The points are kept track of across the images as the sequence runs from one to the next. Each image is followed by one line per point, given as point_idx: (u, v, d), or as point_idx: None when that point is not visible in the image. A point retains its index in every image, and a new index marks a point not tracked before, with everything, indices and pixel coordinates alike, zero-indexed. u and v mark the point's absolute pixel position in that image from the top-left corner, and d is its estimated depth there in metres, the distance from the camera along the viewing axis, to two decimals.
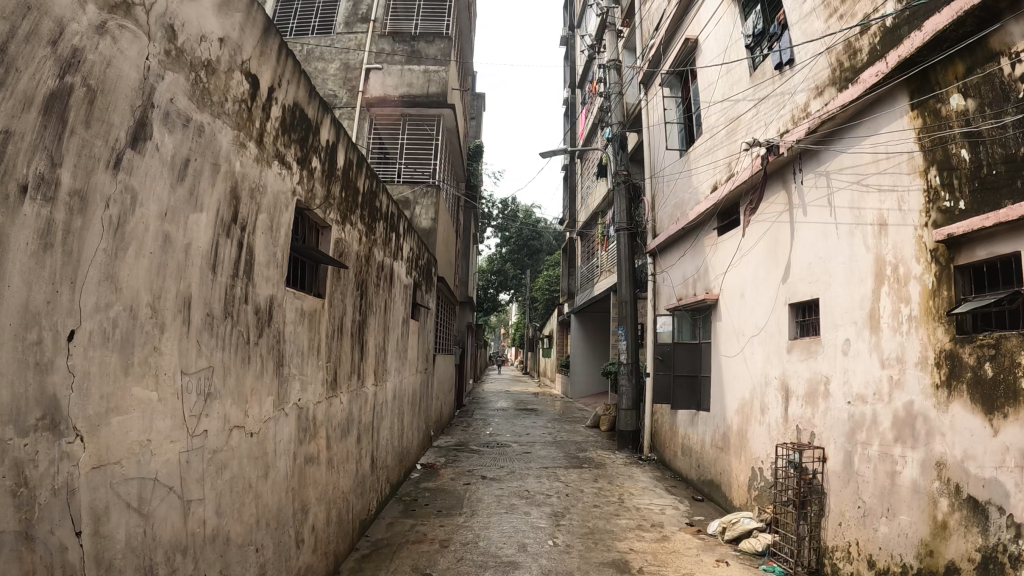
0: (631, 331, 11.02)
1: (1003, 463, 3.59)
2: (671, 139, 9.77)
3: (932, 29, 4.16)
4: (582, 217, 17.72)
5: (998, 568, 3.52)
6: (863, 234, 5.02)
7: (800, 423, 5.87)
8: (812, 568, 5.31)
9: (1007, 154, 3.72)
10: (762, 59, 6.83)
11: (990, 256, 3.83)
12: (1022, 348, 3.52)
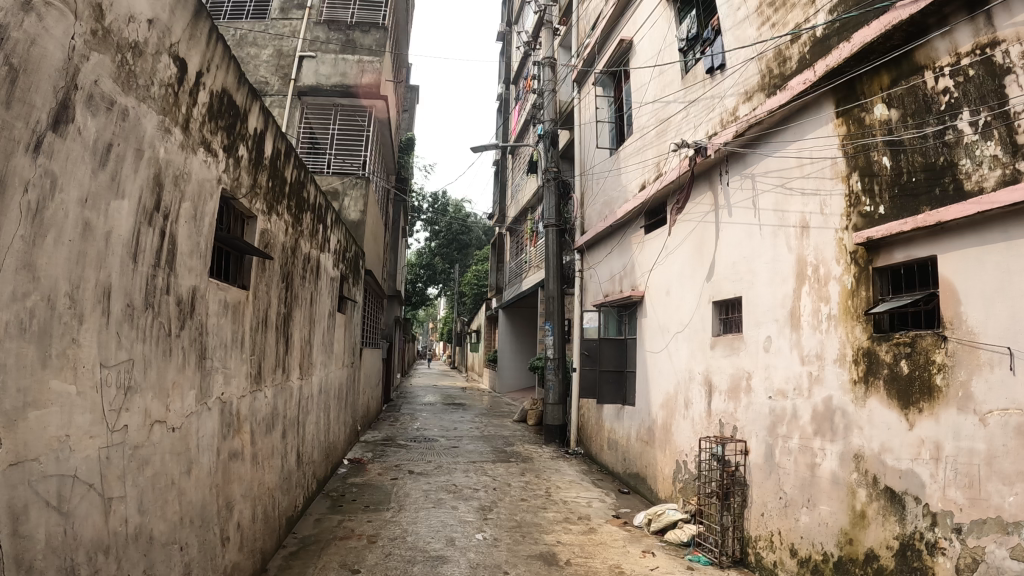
0: (558, 326, 11.11)
1: (918, 455, 3.79)
2: (603, 137, 9.90)
3: (860, 41, 4.34)
4: (512, 212, 17.77)
5: (914, 555, 3.71)
6: (785, 235, 5.20)
7: (723, 417, 6.05)
8: (736, 557, 5.48)
9: (926, 162, 3.91)
10: (694, 62, 6.98)
11: (907, 259, 4.02)
12: (937, 347, 3.73)
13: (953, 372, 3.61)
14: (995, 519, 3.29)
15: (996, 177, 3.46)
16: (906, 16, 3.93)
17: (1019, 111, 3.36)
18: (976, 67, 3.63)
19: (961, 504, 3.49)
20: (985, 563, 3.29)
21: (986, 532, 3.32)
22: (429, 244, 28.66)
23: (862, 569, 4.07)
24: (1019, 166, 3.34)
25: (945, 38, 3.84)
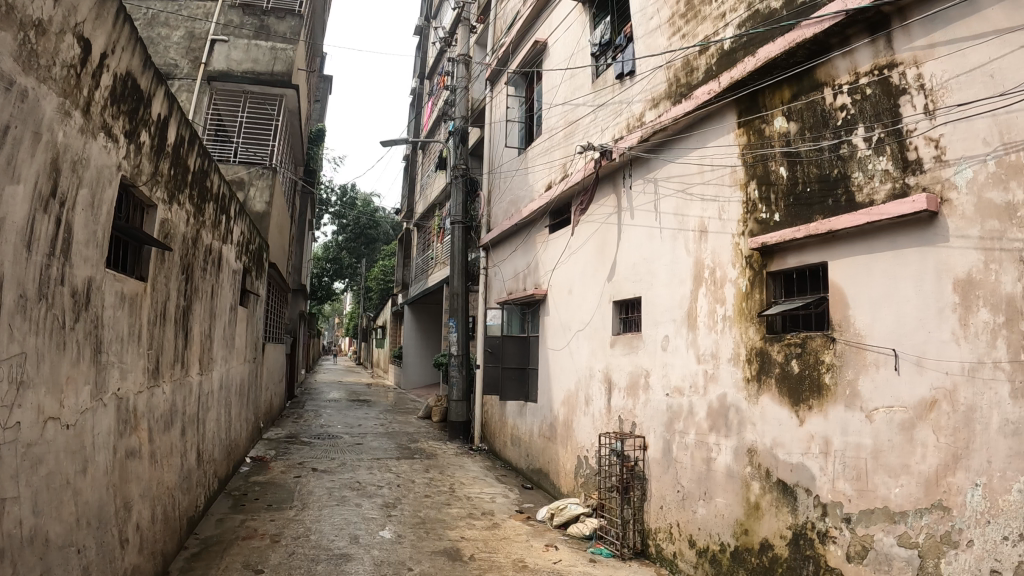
0: (463, 323, 11.02)
1: (808, 449, 4.02)
2: (512, 136, 10.00)
3: (764, 56, 4.56)
4: (421, 208, 17.70)
5: (807, 543, 3.94)
6: (684, 239, 5.41)
7: (622, 414, 6.24)
8: (637, 549, 5.66)
9: (821, 174, 4.15)
10: (605, 67, 7.17)
11: (800, 264, 4.27)
12: (826, 347, 3.98)
13: (841, 371, 3.86)
14: (882, 509, 3.54)
15: (886, 190, 3.72)
16: (811, 35, 4.16)
17: (912, 129, 3.62)
18: (873, 86, 3.88)
19: (849, 495, 3.73)
20: (873, 550, 3.54)
21: (874, 521, 3.57)
22: (336, 238, 28.13)
23: (757, 557, 4.29)
24: (908, 181, 3.60)
25: (844, 57, 4.09)
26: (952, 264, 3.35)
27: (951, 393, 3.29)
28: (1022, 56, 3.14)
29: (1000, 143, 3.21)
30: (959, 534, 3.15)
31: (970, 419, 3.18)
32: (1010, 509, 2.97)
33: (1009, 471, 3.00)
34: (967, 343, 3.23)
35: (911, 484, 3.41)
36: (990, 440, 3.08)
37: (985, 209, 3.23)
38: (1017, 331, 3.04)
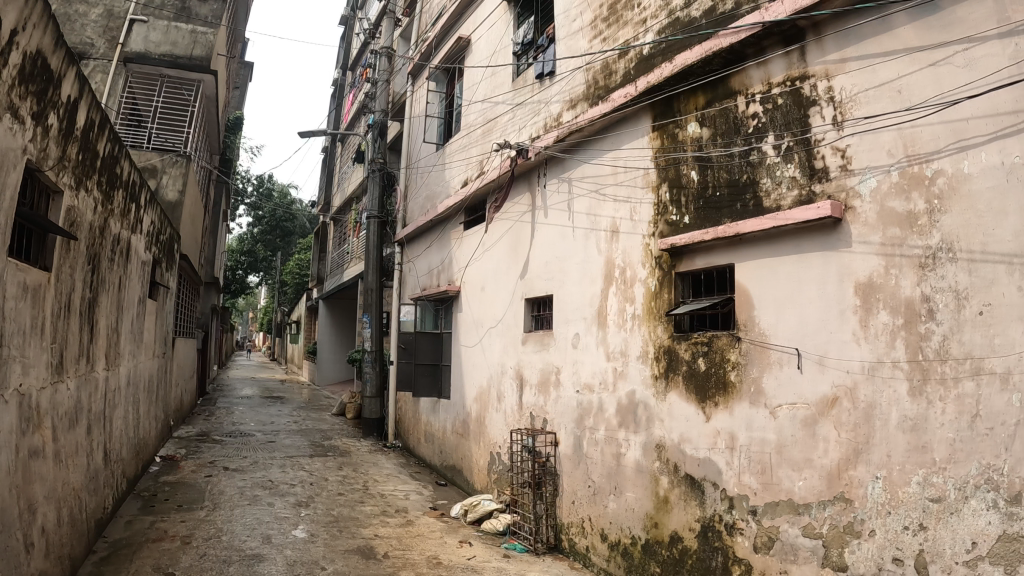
0: (377, 319, 10.89)
1: (714, 444, 4.18)
2: (430, 132, 9.95)
3: (680, 62, 4.64)
4: (338, 201, 17.38)
5: (714, 535, 4.08)
6: (596, 238, 5.52)
7: (533, 410, 6.30)
8: (550, 544, 5.72)
9: (731, 179, 4.30)
10: (525, 67, 7.17)
11: (708, 266, 4.43)
12: (730, 346, 4.16)
13: (745, 370, 4.04)
14: (786, 501, 3.70)
15: (792, 197, 3.89)
16: (727, 44, 4.27)
17: (819, 139, 3.79)
18: (784, 97, 4.03)
19: (754, 488, 3.89)
20: (778, 540, 3.69)
21: (779, 512, 3.73)
22: (251, 229, 27.35)
23: (667, 550, 4.42)
24: (814, 188, 3.78)
25: (758, 67, 4.23)
26: (853, 269, 3.54)
27: (851, 391, 3.47)
28: (929, 74, 3.34)
29: (903, 155, 3.40)
30: (861, 525, 3.33)
31: (870, 416, 3.37)
32: (910, 500, 3.17)
33: (907, 464, 3.20)
34: (867, 343, 3.43)
35: (813, 477, 3.58)
36: (889, 435, 3.28)
37: (886, 217, 3.43)
38: (915, 332, 3.25)
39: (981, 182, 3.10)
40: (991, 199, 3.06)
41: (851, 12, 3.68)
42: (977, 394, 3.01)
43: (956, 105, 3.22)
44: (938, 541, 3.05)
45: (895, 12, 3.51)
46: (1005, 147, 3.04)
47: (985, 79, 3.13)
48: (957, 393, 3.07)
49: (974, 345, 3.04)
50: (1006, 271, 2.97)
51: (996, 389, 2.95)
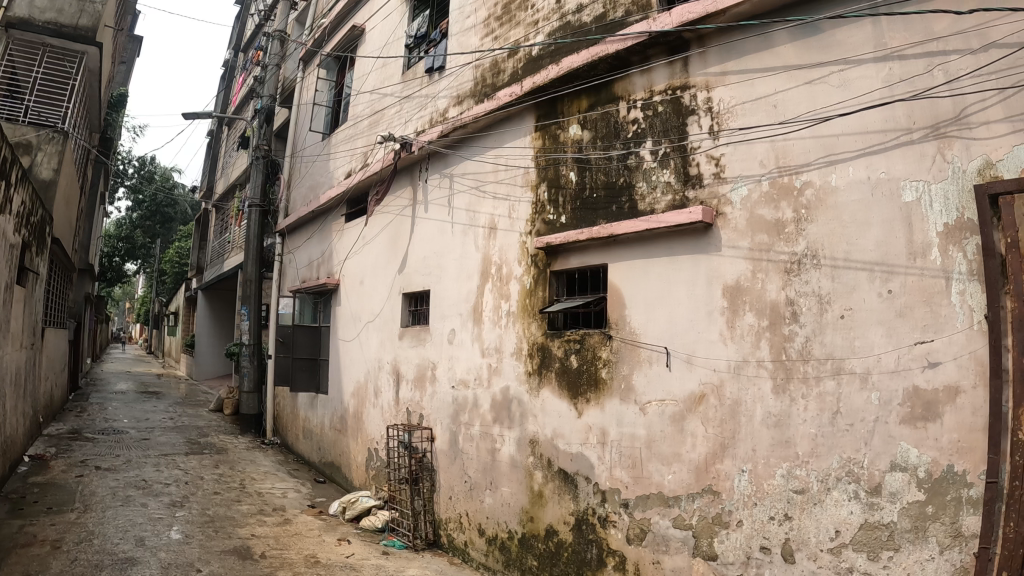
0: (256, 311, 10.48)
1: (586, 439, 4.31)
2: (317, 120, 9.68)
3: (567, 65, 4.65)
4: (221, 187, 16.66)
5: (589, 528, 4.20)
6: (474, 235, 5.53)
7: (409, 406, 6.22)
8: (430, 540, 5.70)
9: (608, 181, 4.42)
10: (417, 60, 7.00)
11: (582, 265, 4.54)
12: (602, 344, 4.30)
13: (616, 367, 4.20)
14: (657, 494, 3.85)
15: (666, 201, 4.05)
16: (614, 50, 4.31)
17: (696, 147, 3.97)
18: (665, 104, 4.16)
19: (626, 482, 4.02)
20: (650, 532, 3.84)
21: (650, 505, 3.87)
22: (130, 214, 25.47)
23: (543, 543, 4.50)
24: (687, 194, 3.96)
25: (642, 74, 4.31)
26: (722, 272, 3.73)
27: (718, 388, 3.66)
28: (805, 91, 3.53)
29: (774, 166, 3.59)
30: (729, 515, 3.51)
31: (736, 412, 3.57)
32: (775, 491, 3.37)
33: (771, 458, 3.40)
34: (734, 343, 3.62)
35: (682, 471, 3.75)
36: (754, 430, 3.48)
37: (755, 224, 3.62)
38: (780, 333, 3.45)
39: (847, 196, 3.32)
40: (855, 211, 3.29)
41: (735, 28, 3.82)
42: (837, 392, 3.23)
43: (827, 121, 3.43)
44: (803, 530, 3.25)
45: (777, 30, 3.67)
46: (872, 163, 3.27)
47: (857, 99, 3.35)
48: (819, 391, 3.29)
49: (836, 346, 3.27)
50: (867, 279, 3.21)
51: (855, 388, 3.18)
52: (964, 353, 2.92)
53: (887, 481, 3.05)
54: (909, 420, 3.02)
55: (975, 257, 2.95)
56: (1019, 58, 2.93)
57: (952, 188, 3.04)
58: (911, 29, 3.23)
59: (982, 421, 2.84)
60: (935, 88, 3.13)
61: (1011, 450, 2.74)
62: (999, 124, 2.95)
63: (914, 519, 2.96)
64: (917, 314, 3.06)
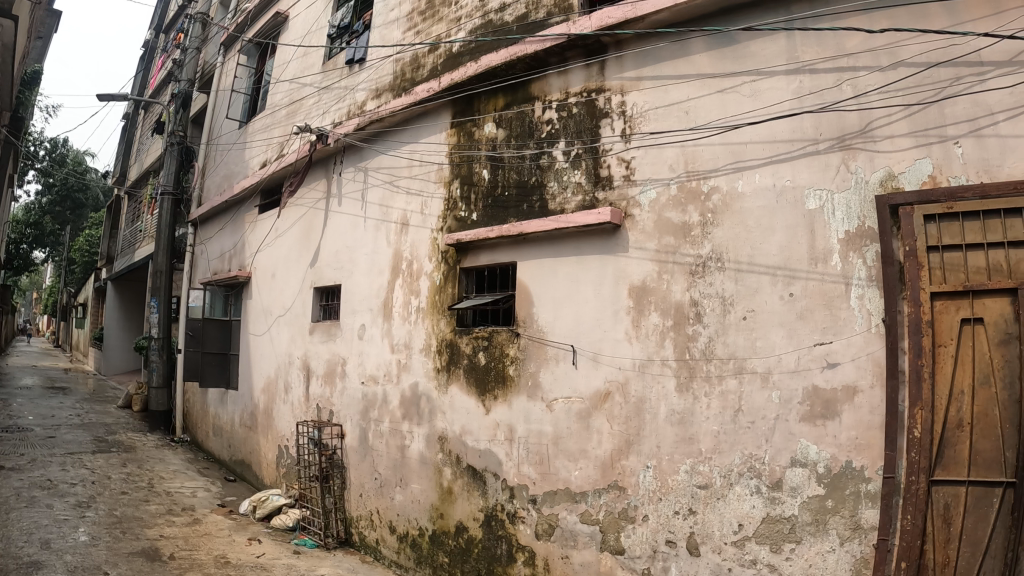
0: (166, 304, 10.07)
1: (494, 436, 4.33)
2: (235, 107, 9.37)
3: (485, 63, 4.63)
4: (135, 173, 15.99)
5: (498, 524, 4.22)
6: (386, 230, 5.48)
7: (319, 402, 6.11)
8: (341, 538, 5.62)
9: (519, 180, 4.45)
10: (338, 52, 6.80)
11: (491, 263, 4.55)
12: (509, 341, 4.33)
13: (523, 364, 4.23)
14: (564, 490, 3.90)
15: (576, 202, 4.10)
16: (532, 51, 4.30)
17: (607, 149, 4.03)
18: (579, 106, 4.20)
19: (533, 478, 4.06)
20: (558, 528, 3.89)
21: (557, 501, 3.92)
22: (39, 199, 24.29)
23: (453, 540, 4.51)
24: (597, 195, 4.02)
25: (558, 76, 4.34)
26: (628, 272, 3.80)
27: (623, 386, 3.74)
28: (717, 99, 3.63)
29: (683, 170, 3.69)
30: (634, 510, 3.59)
31: (640, 409, 3.65)
32: (679, 487, 3.46)
33: (675, 454, 3.49)
34: (639, 342, 3.70)
35: (588, 467, 3.81)
36: (658, 427, 3.57)
37: (662, 226, 3.71)
38: (683, 333, 3.55)
39: (752, 202, 3.44)
40: (760, 217, 3.41)
41: (653, 34, 3.88)
42: (739, 390, 3.35)
43: (736, 129, 3.54)
44: (707, 524, 3.35)
45: (693, 38, 3.75)
46: (778, 171, 3.39)
47: (767, 109, 3.46)
48: (721, 389, 3.40)
49: (737, 346, 3.38)
50: (770, 282, 3.33)
51: (756, 387, 3.30)
52: (862, 354, 3.07)
53: (788, 476, 3.17)
54: (809, 418, 3.15)
55: (874, 264, 3.11)
56: (925, 77, 3.11)
57: (855, 197, 3.19)
58: (824, 44, 3.36)
59: (878, 419, 3.01)
60: (843, 101, 3.28)
61: (906, 446, 2.93)
62: (903, 138, 3.13)
63: (814, 513, 3.09)
64: (817, 316, 3.19)
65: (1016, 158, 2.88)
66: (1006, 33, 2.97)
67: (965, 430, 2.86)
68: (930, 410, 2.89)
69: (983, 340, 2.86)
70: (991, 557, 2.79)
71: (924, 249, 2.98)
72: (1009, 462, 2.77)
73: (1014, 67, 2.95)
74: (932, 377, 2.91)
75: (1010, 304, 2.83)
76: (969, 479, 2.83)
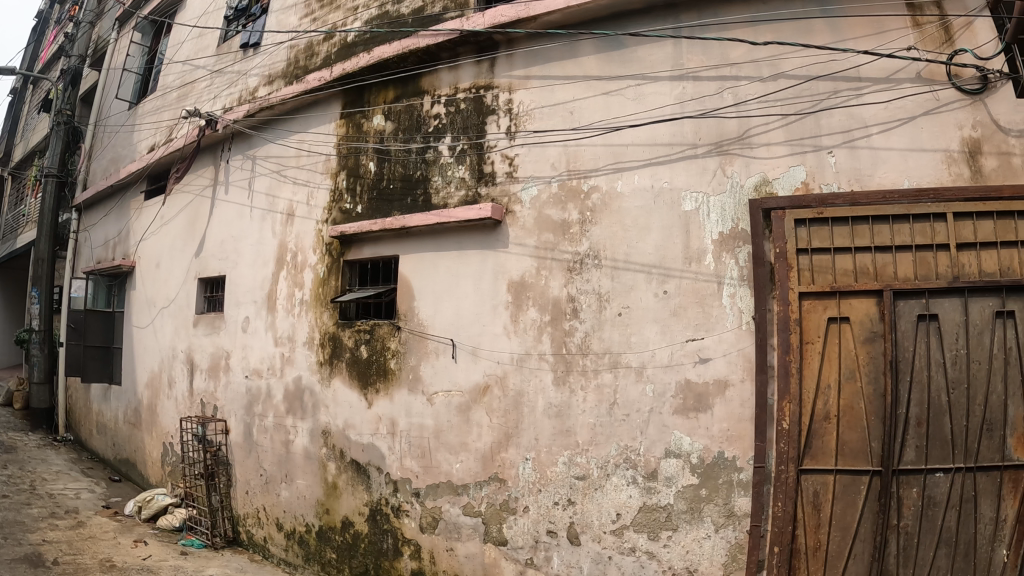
0: (47, 294, 9.41)
1: (376, 430, 4.28)
2: (124, 87, 8.90)
3: (377, 55, 4.55)
4: (19, 154, 15.01)
5: (383, 518, 4.20)
6: (271, 220, 5.34)
7: (203, 397, 5.89)
8: (229, 537, 5.47)
9: (405, 173, 4.42)
10: (234, 34, 6.55)
11: (374, 256, 4.50)
12: (391, 335, 4.29)
13: (404, 358, 4.20)
14: (446, 483, 3.91)
15: (459, 196, 4.11)
16: (424, 44, 4.25)
17: (492, 145, 4.04)
18: (467, 102, 4.19)
19: (416, 471, 4.06)
20: (442, 520, 3.90)
21: (440, 494, 3.93)
22: None
23: (340, 535, 4.45)
24: (480, 191, 4.03)
25: (448, 71, 4.32)
26: (508, 268, 3.84)
27: (501, 379, 3.77)
28: (602, 101, 3.70)
29: (565, 169, 3.74)
30: (515, 502, 3.64)
31: (519, 402, 3.70)
32: (558, 478, 3.53)
33: (553, 446, 3.56)
34: (517, 337, 3.75)
35: (469, 460, 3.84)
36: (537, 420, 3.63)
37: (542, 223, 3.76)
38: (560, 328, 3.62)
39: (631, 202, 3.53)
40: (637, 216, 3.51)
41: (544, 35, 3.90)
42: (614, 384, 3.45)
43: (618, 131, 3.63)
44: (586, 514, 3.43)
45: (582, 40, 3.80)
46: (656, 173, 3.50)
47: (649, 112, 3.56)
48: (596, 383, 3.49)
49: (612, 342, 3.47)
50: (645, 280, 3.44)
51: (631, 380, 3.40)
52: (733, 350, 3.22)
53: (663, 466, 3.29)
54: (681, 411, 3.28)
55: (745, 264, 3.25)
56: (805, 89, 3.30)
57: (729, 201, 3.33)
58: (708, 53, 3.49)
59: (748, 412, 3.16)
60: (723, 108, 3.41)
61: (776, 438, 3.09)
62: (778, 146, 3.30)
63: (688, 501, 3.22)
64: (689, 314, 3.32)
65: (886, 168, 3.15)
66: (886, 51, 3.25)
67: (832, 422, 3.03)
68: (797, 404, 3.04)
69: (848, 338, 3.04)
70: (860, 540, 3.00)
71: (794, 251, 3.12)
72: (875, 452, 2.99)
73: (890, 84, 3.22)
74: (799, 372, 3.06)
75: (874, 304, 3.03)
76: (836, 468, 3.01)
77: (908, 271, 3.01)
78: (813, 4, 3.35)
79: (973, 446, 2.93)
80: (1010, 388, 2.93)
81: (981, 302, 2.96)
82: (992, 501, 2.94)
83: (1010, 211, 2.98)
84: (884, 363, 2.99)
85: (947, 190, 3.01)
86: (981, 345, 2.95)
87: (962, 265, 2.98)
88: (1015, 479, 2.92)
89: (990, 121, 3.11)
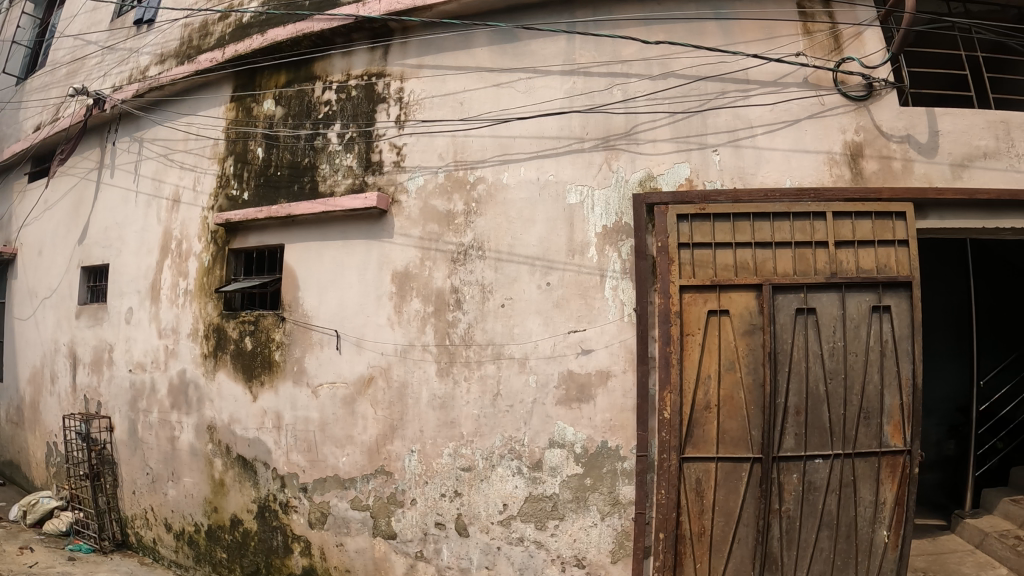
0: None
1: (261, 424, 4.18)
2: (13, 62, 8.39)
3: (269, 38, 4.43)
4: None
5: (271, 514, 4.11)
6: (156, 207, 5.14)
7: (86, 393, 5.62)
8: (117, 540, 5.26)
9: (292, 160, 4.32)
10: (127, 9, 6.31)
11: (259, 245, 4.39)
12: (275, 326, 4.18)
13: (288, 350, 4.11)
14: (333, 477, 3.86)
15: (346, 185, 4.04)
16: (319, 29, 4.16)
17: (380, 134, 3.99)
18: (359, 89, 4.13)
19: (302, 466, 3.98)
20: (330, 515, 3.85)
21: (327, 488, 3.87)
22: None
23: (228, 534, 4.33)
24: (367, 179, 3.97)
25: (341, 57, 4.24)
26: (392, 258, 3.80)
27: (385, 371, 3.74)
28: (491, 93, 3.71)
29: (451, 160, 3.73)
30: (402, 495, 3.62)
31: (402, 394, 3.67)
32: (443, 470, 3.53)
33: (439, 438, 3.56)
34: (401, 328, 3.72)
35: (355, 453, 3.79)
36: (421, 412, 3.61)
37: (428, 214, 3.74)
38: (444, 320, 3.61)
39: (516, 194, 3.55)
40: (521, 208, 3.53)
41: (439, 24, 3.87)
42: (497, 375, 3.47)
43: (506, 123, 3.64)
44: (473, 505, 3.45)
45: (476, 31, 3.80)
46: (542, 166, 3.53)
47: (538, 106, 3.60)
48: (480, 374, 3.51)
49: (496, 333, 3.49)
50: (529, 271, 3.47)
51: (515, 371, 3.44)
52: (615, 341, 3.31)
53: (547, 457, 3.35)
54: (565, 401, 3.35)
55: (628, 258, 3.34)
56: (692, 89, 3.41)
57: (613, 195, 3.40)
58: (600, 50, 3.56)
59: (630, 401, 3.27)
60: (612, 104, 3.48)
61: (658, 427, 3.18)
62: (664, 143, 3.39)
63: (574, 491, 3.30)
64: (572, 306, 3.38)
65: (768, 168, 3.29)
66: (774, 56, 3.40)
67: (712, 411, 3.13)
68: (677, 394, 3.13)
69: (728, 330, 3.15)
70: (743, 525, 3.12)
71: (675, 245, 3.20)
72: (755, 440, 3.11)
73: (777, 87, 3.36)
74: (680, 363, 3.15)
75: (753, 298, 3.14)
76: (717, 456, 3.11)
77: (787, 267, 3.14)
78: (706, 7, 3.47)
79: (851, 433, 3.10)
80: (886, 378, 3.11)
81: (858, 297, 3.12)
82: (871, 486, 3.12)
83: (886, 212, 3.17)
84: (762, 354, 3.11)
85: (826, 191, 3.17)
86: (857, 338, 3.11)
87: (839, 262, 3.14)
88: (892, 464, 3.11)
89: (872, 126, 3.31)
